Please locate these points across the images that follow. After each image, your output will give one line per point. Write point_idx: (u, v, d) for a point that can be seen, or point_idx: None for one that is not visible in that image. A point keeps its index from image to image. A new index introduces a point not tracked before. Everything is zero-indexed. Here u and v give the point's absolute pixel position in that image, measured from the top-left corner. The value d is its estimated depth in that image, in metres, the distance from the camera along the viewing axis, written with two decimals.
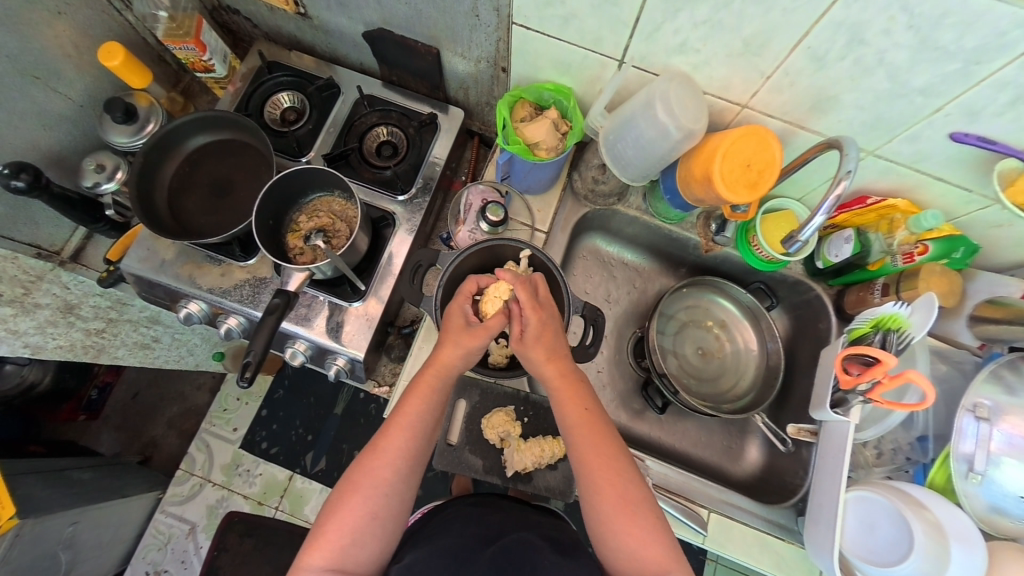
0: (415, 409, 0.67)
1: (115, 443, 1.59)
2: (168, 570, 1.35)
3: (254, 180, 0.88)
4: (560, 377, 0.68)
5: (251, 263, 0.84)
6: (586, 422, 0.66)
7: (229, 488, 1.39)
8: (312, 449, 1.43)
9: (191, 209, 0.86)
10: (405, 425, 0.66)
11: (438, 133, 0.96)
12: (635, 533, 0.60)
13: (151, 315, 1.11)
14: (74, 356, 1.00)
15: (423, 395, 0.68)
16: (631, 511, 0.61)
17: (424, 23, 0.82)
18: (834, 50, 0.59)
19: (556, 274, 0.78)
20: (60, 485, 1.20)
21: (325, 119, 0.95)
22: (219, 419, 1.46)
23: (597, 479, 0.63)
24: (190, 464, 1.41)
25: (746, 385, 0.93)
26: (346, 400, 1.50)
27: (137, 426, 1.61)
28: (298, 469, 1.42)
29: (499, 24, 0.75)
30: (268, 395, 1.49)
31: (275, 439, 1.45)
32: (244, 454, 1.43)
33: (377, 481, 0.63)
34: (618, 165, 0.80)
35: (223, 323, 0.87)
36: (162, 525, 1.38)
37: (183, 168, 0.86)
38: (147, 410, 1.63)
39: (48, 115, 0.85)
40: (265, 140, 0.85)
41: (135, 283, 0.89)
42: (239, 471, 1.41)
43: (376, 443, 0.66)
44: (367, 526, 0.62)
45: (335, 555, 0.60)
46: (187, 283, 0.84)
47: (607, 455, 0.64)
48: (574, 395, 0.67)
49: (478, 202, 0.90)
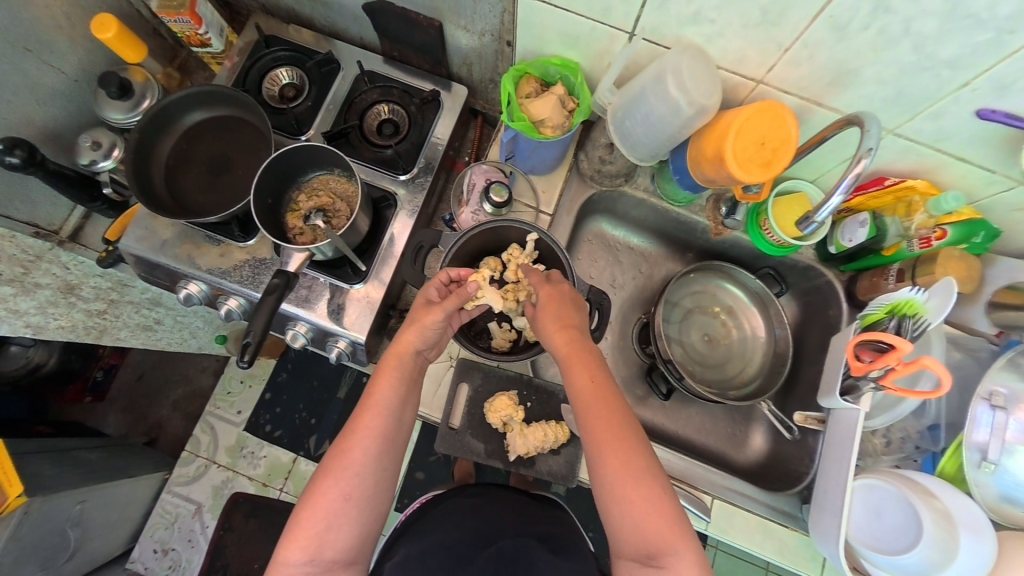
0: (382, 386, 0.66)
1: (121, 425, 1.65)
2: (174, 548, 1.41)
3: (253, 158, 0.86)
4: (564, 344, 0.67)
5: (251, 244, 0.83)
6: (593, 391, 0.64)
7: (234, 470, 1.45)
8: (315, 432, 1.51)
9: (189, 186, 0.84)
10: (374, 405, 0.65)
11: (440, 111, 0.93)
12: (642, 507, 0.58)
13: (152, 296, 1.12)
14: (77, 337, 1.00)
15: (390, 372, 0.67)
16: (635, 482, 0.59)
17: None
18: (857, 19, 0.56)
19: (560, 256, 0.77)
20: (67, 464, 1.26)
21: (324, 96, 0.93)
22: (223, 402, 1.52)
23: (603, 448, 0.61)
24: (195, 447, 1.47)
25: (752, 372, 0.92)
26: (349, 384, 1.60)
27: (143, 408, 1.68)
28: (302, 451, 1.49)
29: None
30: (272, 378, 1.56)
31: (278, 422, 1.51)
32: (249, 436, 1.48)
33: (347, 464, 0.62)
34: (626, 143, 0.78)
35: (222, 304, 0.85)
36: (168, 505, 1.43)
37: (180, 144, 0.84)
38: (152, 392, 1.69)
39: (41, 90, 0.83)
40: (263, 114, 0.83)
41: (135, 264, 0.88)
42: (244, 453, 1.46)
43: (346, 427, 0.64)
44: (342, 510, 0.61)
45: (311, 542, 0.59)
46: (187, 262, 0.83)
47: (622, 430, 0.61)
48: (580, 360, 0.66)
49: (481, 182, 0.87)
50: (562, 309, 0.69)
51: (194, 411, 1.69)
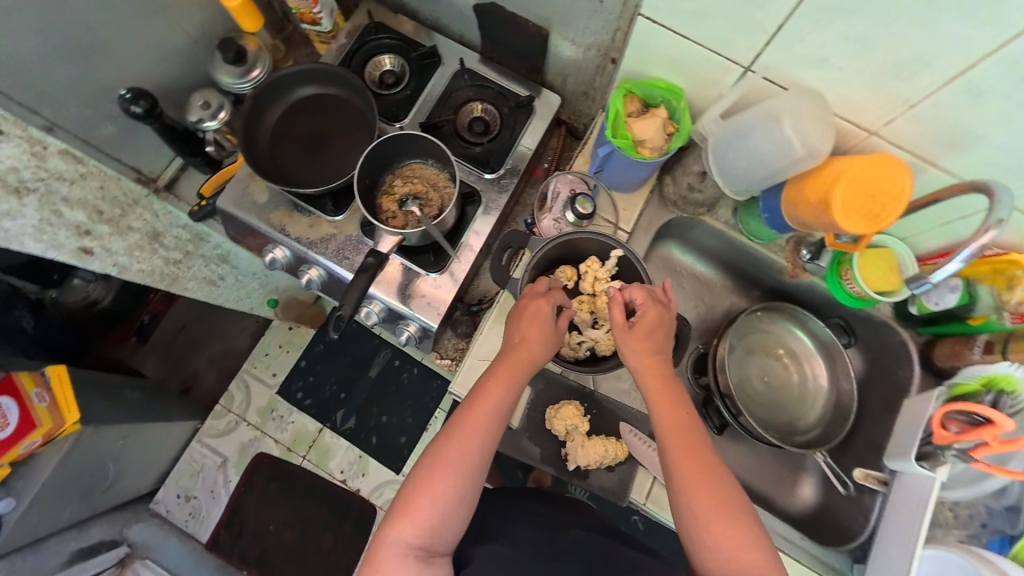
0: (497, 394, 0.66)
1: (158, 369, 1.72)
2: (196, 497, 1.59)
3: (351, 138, 0.88)
4: (655, 376, 0.68)
5: (340, 219, 0.85)
6: (679, 419, 0.65)
7: (261, 431, 1.64)
8: (344, 406, 1.65)
9: (287, 156, 0.87)
10: (489, 408, 0.66)
11: (532, 116, 0.95)
12: (734, 538, 0.56)
13: (221, 254, 1.19)
14: (152, 282, 1.07)
15: (506, 381, 0.68)
16: (727, 514, 0.58)
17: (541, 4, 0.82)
18: (997, 85, 0.56)
19: (641, 272, 0.77)
20: (114, 398, 1.35)
21: (422, 87, 0.96)
22: (260, 363, 1.69)
23: (691, 476, 0.60)
24: (229, 402, 1.66)
25: (812, 420, 0.90)
26: (380, 365, 1.71)
27: (181, 357, 1.76)
28: (328, 424, 1.64)
29: (623, 13, 0.76)
30: (308, 347, 1.71)
31: (309, 391, 1.67)
32: (280, 401, 1.66)
33: (463, 462, 0.62)
34: (722, 176, 0.78)
35: (304, 273, 0.89)
36: (197, 454, 1.62)
37: (286, 115, 0.88)
38: (192, 342, 1.78)
39: (166, 49, 0.88)
40: (373, 113, 0.86)
41: (224, 221, 0.92)
42: (273, 416, 1.65)
43: (459, 424, 0.65)
44: (453, 506, 0.61)
45: (422, 530, 0.60)
46: (279, 228, 0.86)
47: (706, 459, 0.62)
48: (668, 397, 0.67)
49: (566, 191, 0.88)
50: (658, 342, 0.70)
51: (229, 368, 1.76)
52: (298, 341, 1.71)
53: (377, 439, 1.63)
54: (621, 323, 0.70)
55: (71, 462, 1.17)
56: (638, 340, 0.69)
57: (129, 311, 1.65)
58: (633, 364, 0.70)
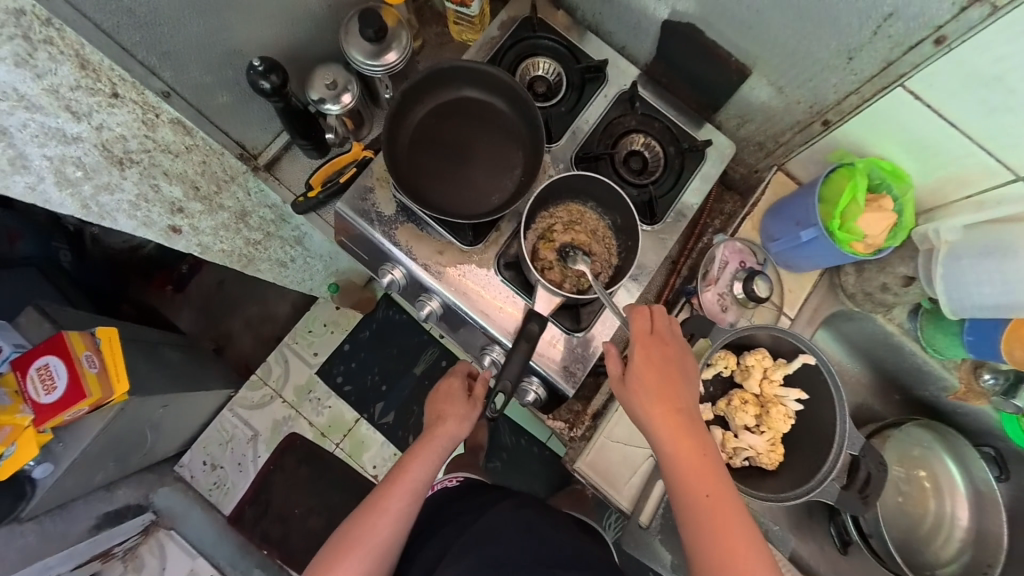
0: (411, 475, 0.67)
1: (194, 324, 1.62)
2: (224, 467, 1.50)
3: (500, 157, 0.75)
4: (671, 427, 0.57)
5: (478, 250, 0.74)
6: (706, 482, 0.55)
7: (297, 410, 1.54)
8: (384, 400, 1.57)
9: (426, 165, 0.74)
10: (401, 489, 0.66)
11: (704, 162, 0.82)
12: None
13: (298, 236, 1.06)
14: (228, 262, 0.99)
15: (421, 464, 0.68)
16: None
17: (791, 24, 0.68)
18: None
19: (835, 389, 0.65)
20: (156, 363, 1.25)
21: (581, 106, 0.82)
22: (302, 340, 1.59)
23: (717, 558, 0.51)
24: (266, 374, 1.56)
25: (948, 555, 0.82)
26: (426, 364, 1.62)
27: (215, 314, 1.64)
28: (365, 414, 1.56)
29: (879, 77, 0.65)
30: (353, 332, 1.61)
31: (349, 377, 1.58)
32: (318, 383, 1.56)
33: (371, 541, 0.64)
34: (952, 291, 0.68)
35: (422, 303, 0.78)
36: (228, 423, 1.53)
37: (429, 117, 0.75)
38: (226, 303, 1.64)
39: (302, 10, 0.73)
40: (528, 148, 0.75)
41: (339, 228, 0.81)
42: (310, 397, 1.56)
43: (373, 501, 0.66)
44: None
45: None
46: (405, 246, 0.75)
47: (739, 540, 0.52)
48: (692, 453, 0.56)
49: (734, 261, 0.76)
50: (661, 383, 0.58)
51: (266, 335, 1.65)
52: (343, 322, 1.60)
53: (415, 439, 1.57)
54: (617, 376, 0.60)
55: (115, 426, 1.08)
56: (648, 387, 0.58)
57: (170, 259, 1.60)
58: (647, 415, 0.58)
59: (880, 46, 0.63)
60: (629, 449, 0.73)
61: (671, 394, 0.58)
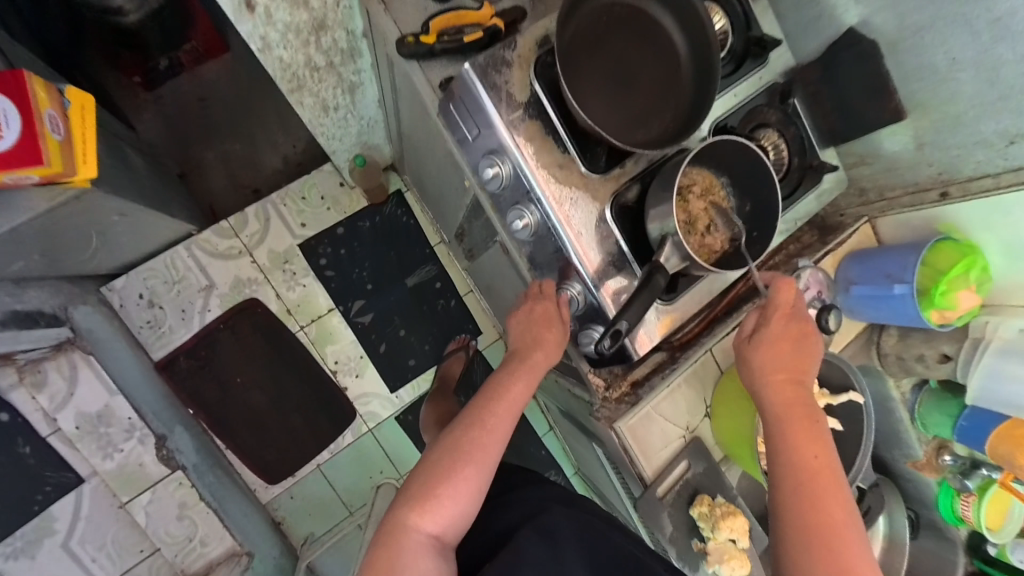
0: (517, 396, 0.66)
1: (153, 130, 1.34)
2: (162, 308, 1.32)
3: (658, 95, 0.67)
4: (785, 376, 0.64)
5: (596, 180, 0.67)
6: (808, 426, 0.61)
7: (266, 277, 1.37)
8: (367, 299, 1.41)
9: (583, 70, 0.64)
10: (509, 408, 0.65)
11: (816, 186, 0.80)
12: (842, 554, 0.54)
13: (355, 83, 0.95)
14: (276, 77, 0.86)
15: (526, 385, 0.67)
16: (840, 533, 0.55)
17: (972, 88, 0.65)
18: None
19: (867, 428, 0.71)
20: (119, 163, 1.02)
21: (735, 78, 0.74)
22: (293, 204, 1.38)
23: (808, 483, 0.58)
24: (240, 226, 1.36)
25: None
26: (422, 277, 1.44)
27: (189, 136, 1.37)
28: (341, 307, 1.40)
29: (1021, 169, 0.66)
30: (353, 216, 1.41)
31: (334, 263, 1.40)
32: (298, 256, 1.38)
33: (483, 457, 0.62)
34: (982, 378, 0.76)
35: (514, 214, 0.68)
36: (179, 262, 1.33)
37: (602, 18, 0.65)
38: (206, 128, 1.38)
39: None
40: (687, 102, 0.66)
41: (449, 99, 0.68)
42: (285, 268, 1.38)
43: (480, 419, 0.64)
44: (471, 495, 0.61)
45: (442, 520, 0.59)
46: (523, 144, 0.65)
47: (833, 478, 0.58)
48: (798, 398, 0.63)
49: (814, 288, 0.78)
50: (790, 351, 0.65)
51: (242, 183, 1.40)
52: (344, 202, 1.40)
53: (387, 348, 1.42)
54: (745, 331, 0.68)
55: (59, 217, 0.87)
56: (775, 340, 0.65)
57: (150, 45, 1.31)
58: (765, 359, 0.65)
59: None
60: (669, 424, 0.75)
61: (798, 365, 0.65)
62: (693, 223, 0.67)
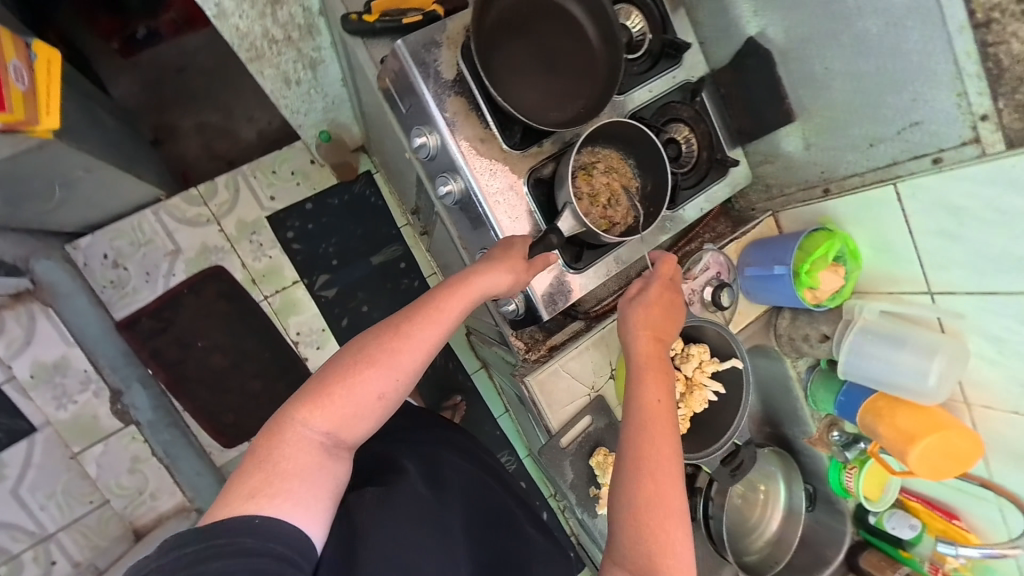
0: (449, 309, 0.65)
1: (129, 95, 1.39)
2: (127, 269, 1.32)
3: (572, 81, 0.75)
4: (652, 333, 0.72)
5: (514, 155, 0.75)
6: (662, 377, 0.69)
7: (233, 246, 1.37)
8: (331, 274, 1.40)
9: (507, 53, 0.72)
10: (438, 319, 0.64)
11: (722, 177, 0.88)
12: (661, 480, 0.61)
13: (315, 58, 1.05)
14: (236, 45, 0.96)
15: (461, 300, 0.66)
16: (665, 465, 0.62)
17: (843, 93, 0.75)
18: None
19: (746, 391, 0.80)
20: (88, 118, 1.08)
21: (650, 74, 0.83)
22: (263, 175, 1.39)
23: (650, 423, 0.65)
24: (209, 194, 1.37)
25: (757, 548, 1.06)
26: (387, 256, 1.44)
27: (163, 102, 1.41)
28: (306, 280, 1.40)
29: (883, 170, 0.76)
30: (323, 195, 1.41)
31: (303, 236, 1.40)
32: (267, 227, 1.38)
33: (393, 363, 0.60)
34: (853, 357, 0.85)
35: (443, 182, 0.76)
36: (147, 225, 1.33)
37: (524, 8, 0.73)
38: (180, 95, 1.42)
39: None
40: (597, 91, 0.75)
41: (388, 74, 0.75)
42: (251, 238, 1.38)
43: (402, 325, 0.62)
44: (374, 400, 0.59)
45: (336, 417, 0.57)
46: (449, 117, 0.72)
47: (670, 421, 0.66)
48: (658, 355, 0.71)
49: (714, 269, 0.87)
50: (661, 315, 0.73)
51: (215, 152, 1.44)
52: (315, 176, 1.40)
53: (348, 322, 1.43)
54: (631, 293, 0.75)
55: (23, 162, 0.92)
56: (651, 303, 0.73)
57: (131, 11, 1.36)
58: (639, 317, 0.73)
59: (896, 146, 0.73)
60: (576, 382, 0.83)
61: (664, 329, 0.73)
62: (594, 196, 0.76)
